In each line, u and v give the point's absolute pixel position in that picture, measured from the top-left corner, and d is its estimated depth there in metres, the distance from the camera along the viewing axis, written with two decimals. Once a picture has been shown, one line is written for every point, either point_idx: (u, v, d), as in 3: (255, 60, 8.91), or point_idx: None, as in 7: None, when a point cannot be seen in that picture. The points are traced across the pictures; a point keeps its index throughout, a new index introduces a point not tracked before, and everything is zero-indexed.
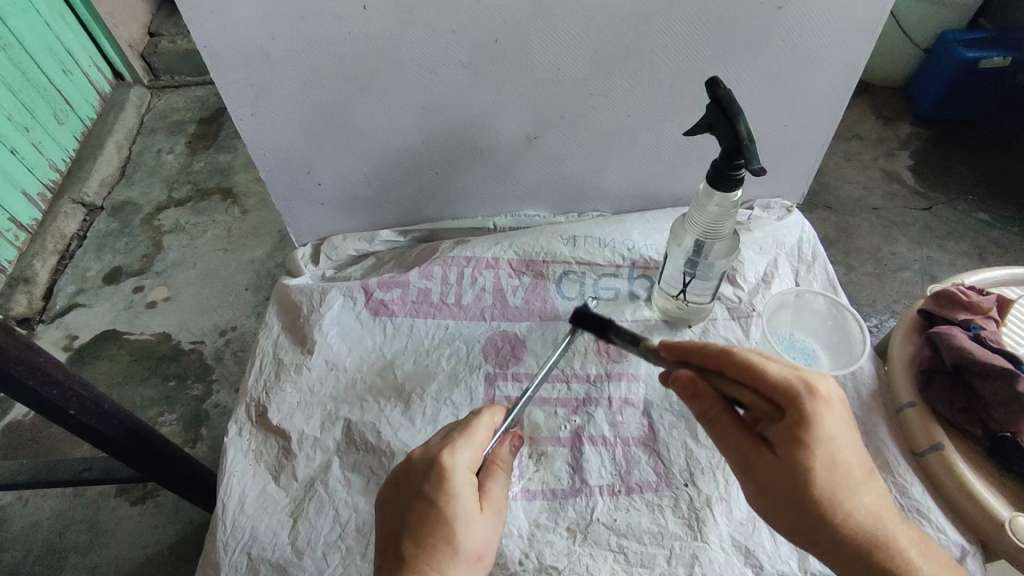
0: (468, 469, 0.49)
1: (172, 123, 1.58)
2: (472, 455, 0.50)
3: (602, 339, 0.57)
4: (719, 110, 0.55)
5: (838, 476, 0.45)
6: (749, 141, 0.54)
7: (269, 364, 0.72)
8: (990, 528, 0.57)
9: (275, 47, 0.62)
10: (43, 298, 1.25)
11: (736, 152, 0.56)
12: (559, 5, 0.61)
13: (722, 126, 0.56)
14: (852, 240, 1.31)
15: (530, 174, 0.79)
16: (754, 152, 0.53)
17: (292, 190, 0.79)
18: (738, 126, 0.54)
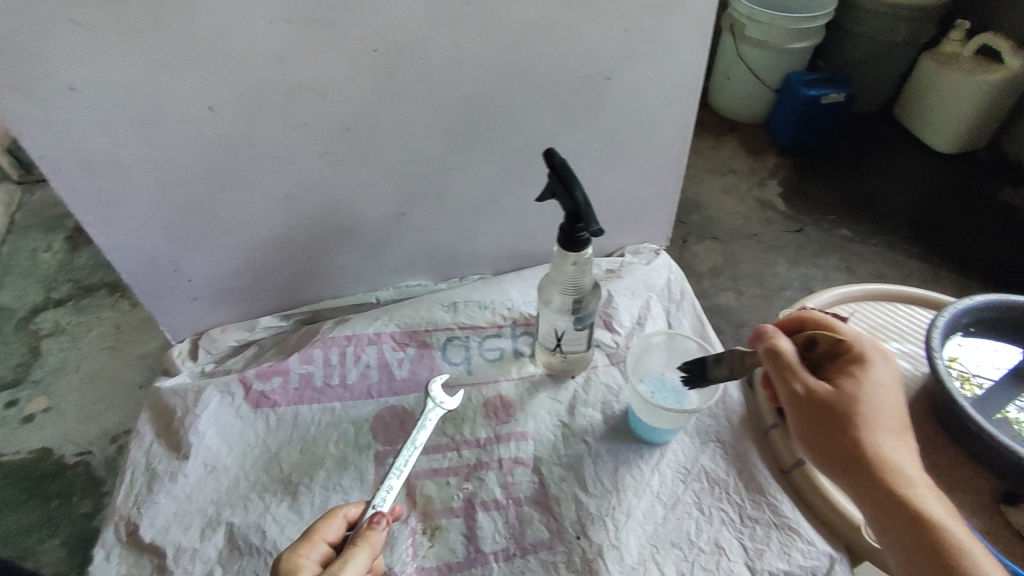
0: (312, 559, 0.49)
1: (47, 220, 1.46)
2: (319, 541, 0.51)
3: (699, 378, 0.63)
4: (557, 179, 0.58)
5: (879, 416, 0.51)
6: (587, 207, 0.57)
7: (140, 476, 0.67)
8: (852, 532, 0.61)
9: (121, 153, 0.61)
10: None
11: (577, 217, 0.59)
12: (404, 93, 0.64)
13: (562, 195, 0.59)
14: (737, 266, 1.32)
15: (406, 246, 0.81)
16: (593, 216, 0.57)
17: (162, 289, 0.76)
18: (576, 194, 0.57)
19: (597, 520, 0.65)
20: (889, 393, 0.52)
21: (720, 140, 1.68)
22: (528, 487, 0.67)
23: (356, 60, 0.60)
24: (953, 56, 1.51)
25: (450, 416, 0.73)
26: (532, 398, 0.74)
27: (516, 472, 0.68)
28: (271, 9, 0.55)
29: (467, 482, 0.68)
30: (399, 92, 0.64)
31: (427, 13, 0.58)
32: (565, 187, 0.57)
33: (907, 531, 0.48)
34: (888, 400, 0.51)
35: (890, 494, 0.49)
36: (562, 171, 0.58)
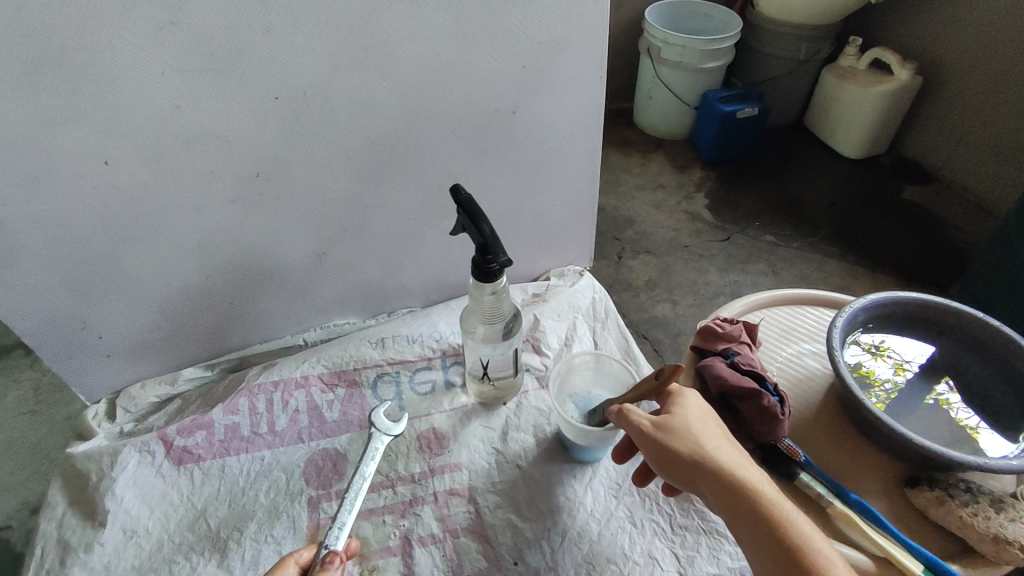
0: None
1: None
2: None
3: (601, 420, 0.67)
4: (466, 212, 0.60)
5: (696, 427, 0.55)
6: (494, 238, 0.59)
7: (52, 548, 0.64)
8: None
9: (12, 213, 0.59)
10: None
11: (486, 249, 0.60)
12: (310, 136, 0.65)
13: (470, 226, 0.60)
14: (671, 278, 1.37)
15: (330, 285, 0.81)
16: (500, 248, 0.60)
17: (71, 348, 0.73)
18: (483, 227, 0.59)
19: (533, 544, 0.66)
20: (703, 411, 0.56)
21: (645, 158, 1.75)
22: (465, 518, 0.68)
23: (258, 108, 0.61)
24: (850, 69, 1.63)
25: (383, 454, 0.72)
26: (465, 428, 0.75)
27: (452, 504, 0.69)
28: (161, 61, 0.55)
29: (403, 519, 0.67)
30: (306, 137, 0.65)
31: (326, 60, 0.60)
32: (470, 219, 0.59)
33: (750, 517, 0.50)
34: (705, 415, 0.56)
35: (731, 493, 0.51)
36: (469, 205, 0.60)
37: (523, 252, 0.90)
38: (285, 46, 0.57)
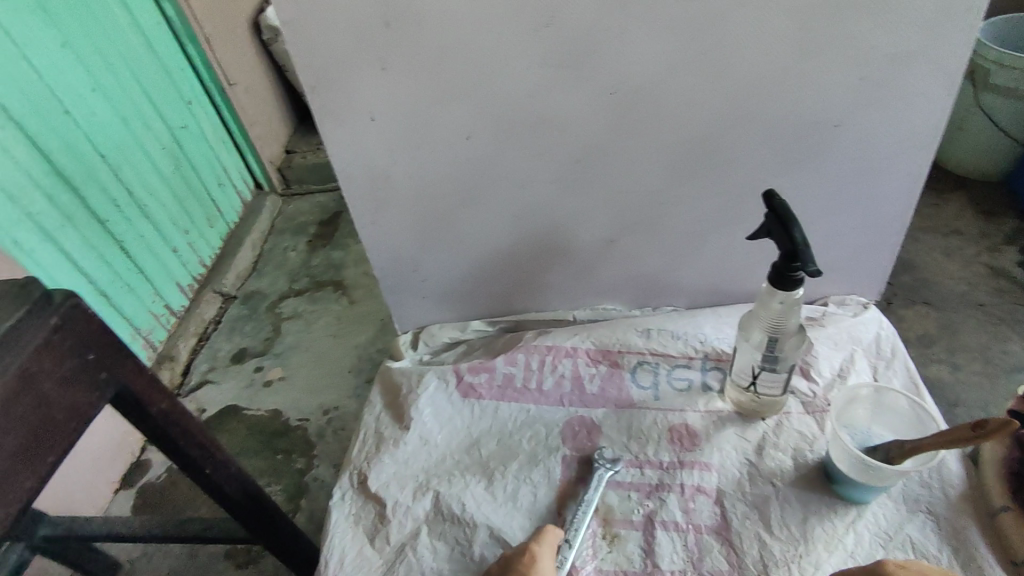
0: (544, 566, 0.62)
1: (296, 225, 1.95)
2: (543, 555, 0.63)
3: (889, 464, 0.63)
4: (775, 219, 0.61)
5: None
6: (805, 246, 0.59)
7: (371, 436, 0.81)
8: None
9: (396, 169, 0.78)
10: (183, 373, 1.52)
11: (793, 256, 0.61)
12: (635, 132, 0.72)
13: (779, 232, 0.60)
14: (956, 337, 1.16)
15: (607, 270, 0.89)
16: (811, 257, 0.59)
17: (402, 284, 0.92)
18: (795, 232, 0.59)
19: (781, 564, 0.65)
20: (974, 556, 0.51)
21: (940, 198, 1.49)
22: (710, 517, 0.69)
23: (596, 101, 0.69)
24: None
25: (635, 435, 0.77)
26: (720, 432, 0.75)
27: (698, 500, 0.70)
28: (531, 58, 0.66)
29: (649, 500, 0.71)
30: (629, 129, 0.72)
31: (666, 61, 0.66)
32: (780, 223, 0.60)
33: None
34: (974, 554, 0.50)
35: None
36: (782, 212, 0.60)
37: None
38: (633, 46, 0.65)
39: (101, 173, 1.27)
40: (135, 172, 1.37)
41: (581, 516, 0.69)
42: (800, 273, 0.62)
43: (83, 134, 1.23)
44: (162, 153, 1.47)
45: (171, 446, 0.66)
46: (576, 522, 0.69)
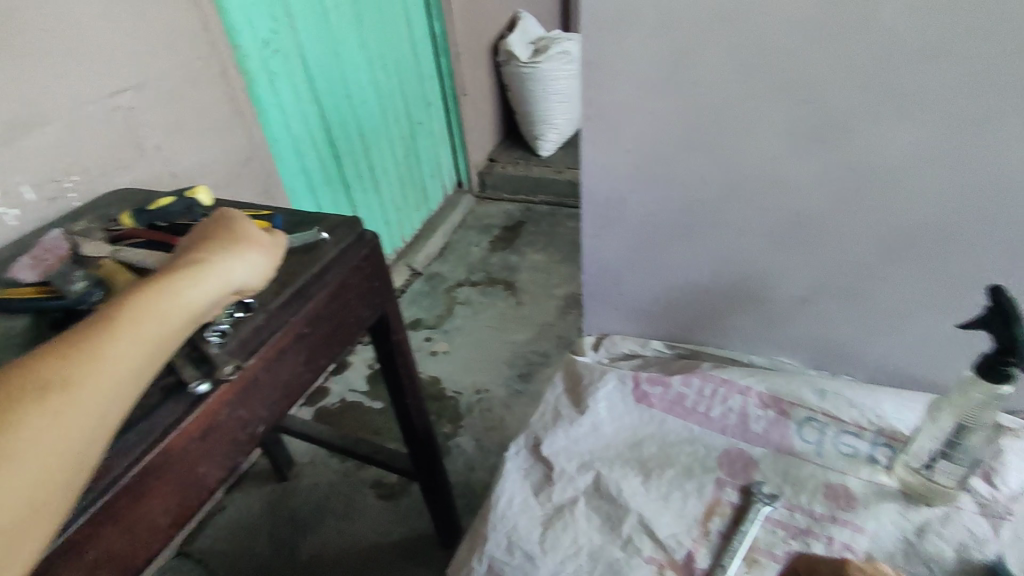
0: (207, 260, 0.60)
1: (484, 227, 2.54)
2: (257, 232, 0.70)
3: None
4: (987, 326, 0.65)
5: None
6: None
7: (549, 411, 0.95)
8: None
9: (630, 196, 0.91)
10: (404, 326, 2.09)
11: (1008, 351, 0.65)
12: (861, 206, 0.79)
13: (999, 329, 0.64)
14: None
15: (796, 327, 0.94)
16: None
17: (600, 292, 1.05)
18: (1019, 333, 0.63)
19: None
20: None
21: None
22: None
23: (834, 172, 0.77)
24: None
25: (792, 480, 0.82)
26: (879, 503, 0.78)
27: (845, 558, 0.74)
28: (786, 124, 0.76)
29: (794, 540, 0.76)
30: (859, 203, 0.79)
31: (916, 148, 0.72)
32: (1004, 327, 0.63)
33: None
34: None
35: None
36: (1002, 312, 0.63)
37: None
38: (886, 133, 0.72)
39: (357, 153, 1.97)
40: (378, 158, 2.07)
41: (737, 545, 0.76)
42: (1011, 368, 0.66)
43: (353, 119, 1.92)
44: (399, 145, 2.19)
45: None
46: (733, 552, 0.75)
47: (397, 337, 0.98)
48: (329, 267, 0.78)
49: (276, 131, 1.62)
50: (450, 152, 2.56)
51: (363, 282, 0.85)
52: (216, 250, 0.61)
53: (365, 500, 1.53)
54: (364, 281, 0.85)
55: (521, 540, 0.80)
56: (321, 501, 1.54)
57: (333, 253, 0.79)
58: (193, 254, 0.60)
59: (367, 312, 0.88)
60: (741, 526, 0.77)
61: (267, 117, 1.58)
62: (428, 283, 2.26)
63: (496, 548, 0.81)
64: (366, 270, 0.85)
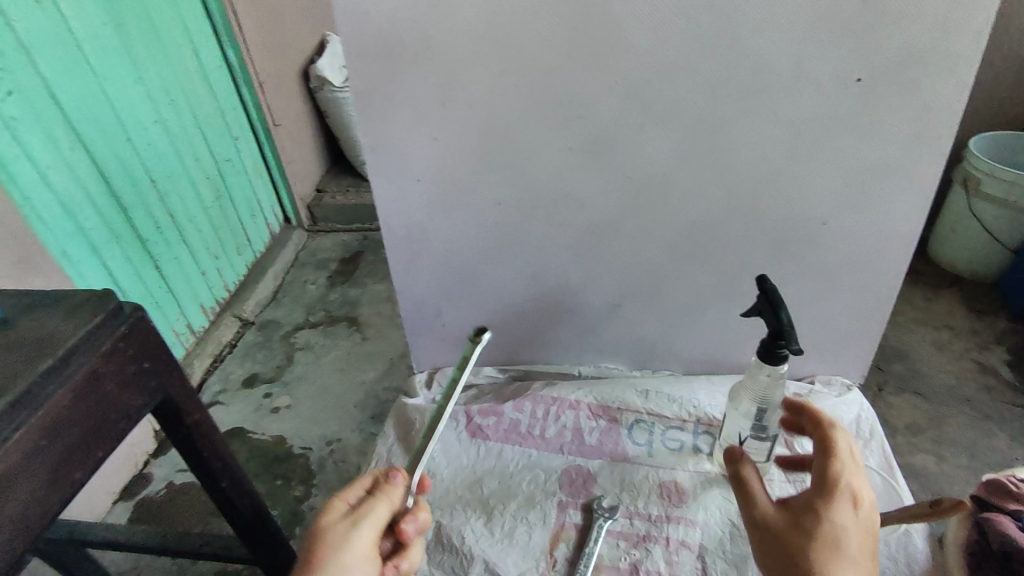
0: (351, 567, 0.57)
1: (320, 260, 2.30)
2: (336, 501, 0.60)
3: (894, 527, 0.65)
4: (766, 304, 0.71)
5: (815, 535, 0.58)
6: (790, 326, 0.68)
7: (381, 466, 0.87)
8: None
9: (431, 226, 0.87)
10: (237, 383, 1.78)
11: (778, 334, 0.69)
12: (644, 212, 0.82)
13: (769, 314, 0.70)
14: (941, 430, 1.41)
15: (613, 333, 0.96)
16: (791, 337, 0.68)
17: (422, 327, 1.00)
18: (783, 316, 0.69)
19: None
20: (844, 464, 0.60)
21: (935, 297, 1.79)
22: (691, 572, 0.74)
23: (614, 183, 0.80)
24: None
25: (628, 488, 0.82)
26: (705, 491, 0.80)
27: (681, 554, 0.75)
28: (560, 141, 0.77)
29: (635, 549, 0.76)
30: (642, 209, 0.82)
31: (678, 153, 0.76)
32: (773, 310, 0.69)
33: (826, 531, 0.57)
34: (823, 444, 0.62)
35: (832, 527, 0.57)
36: (771, 297, 0.70)
37: None
38: (648, 143, 0.76)
39: (150, 201, 1.60)
40: (180, 203, 1.72)
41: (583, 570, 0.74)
42: (784, 350, 0.71)
43: (138, 159, 1.56)
44: (207, 185, 1.84)
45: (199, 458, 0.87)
46: None
47: (192, 419, 0.82)
48: (70, 358, 0.64)
49: (30, 189, 1.26)
50: (271, 187, 2.26)
51: (129, 366, 0.70)
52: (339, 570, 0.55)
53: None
54: (131, 364, 0.70)
55: None
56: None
57: (73, 340, 0.65)
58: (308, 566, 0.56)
59: (143, 399, 0.72)
60: (585, 548, 0.76)
61: (11, 172, 1.22)
62: (263, 332, 1.96)
63: None
64: (129, 350, 0.69)
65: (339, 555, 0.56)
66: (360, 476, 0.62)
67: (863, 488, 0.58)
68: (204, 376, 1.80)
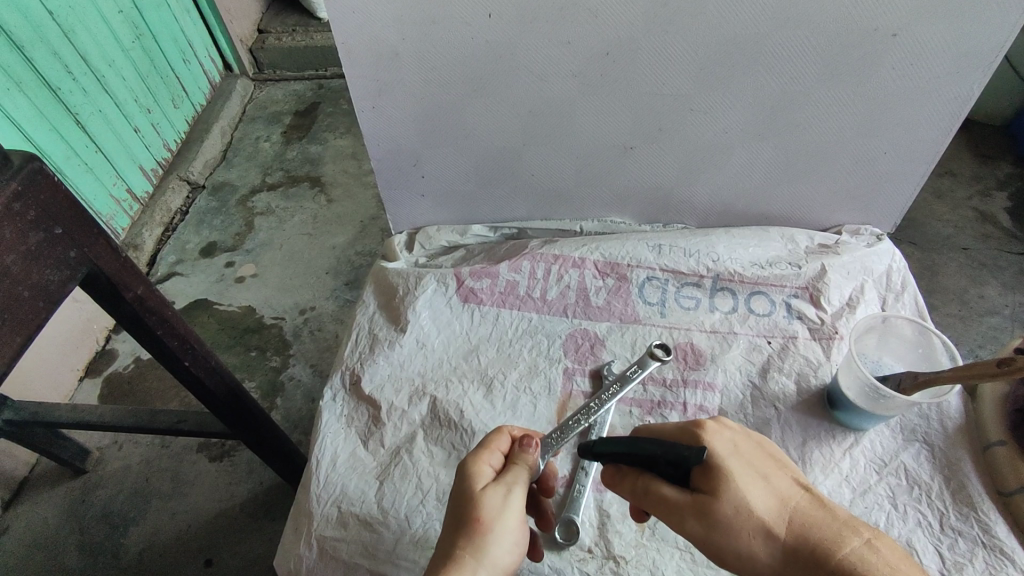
0: (490, 490, 0.48)
1: (270, 113, 1.99)
2: (482, 462, 0.51)
3: (983, 372, 0.58)
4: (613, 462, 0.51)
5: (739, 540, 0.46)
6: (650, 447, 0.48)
7: (364, 338, 0.78)
8: None
9: (404, 47, 0.69)
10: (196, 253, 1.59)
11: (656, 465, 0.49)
12: (674, 22, 0.64)
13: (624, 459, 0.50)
14: None
15: (621, 179, 0.83)
16: (671, 455, 0.47)
17: (397, 179, 0.85)
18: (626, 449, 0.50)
19: None
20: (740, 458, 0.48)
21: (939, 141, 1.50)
22: None
23: None
24: None
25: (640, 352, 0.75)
26: (725, 353, 0.74)
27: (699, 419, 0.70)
28: None
29: (649, 416, 0.71)
30: (670, 21, 0.64)
31: None
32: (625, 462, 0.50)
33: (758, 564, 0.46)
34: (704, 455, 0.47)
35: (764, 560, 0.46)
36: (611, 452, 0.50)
37: (817, 195, 0.83)
38: None
39: (50, 37, 1.26)
40: (90, 41, 1.38)
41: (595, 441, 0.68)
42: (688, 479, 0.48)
43: None
44: (122, 19, 1.48)
45: (149, 336, 0.70)
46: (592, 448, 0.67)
47: (131, 294, 0.66)
48: None
49: None
50: (202, 22, 1.85)
51: (34, 234, 0.54)
52: (494, 500, 0.48)
53: (194, 467, 1.05)
54: (36, 230, 0.54)
55: (353, 505, 0.65)
56: (139, 487, 1.03)
57: None
58: (475, 492, 0.48)
59: (62, 276, 0.58)
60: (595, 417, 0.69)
61: None
62: (217, 197, 1.73)
63: (325, 525, 0.64)
64: (30, 215, 0.53)
65: (501, 522, 0.47)
66: (495, 436, 0.53)
67: (774, 465, 0.49)
68: (158, 247, 1.60)
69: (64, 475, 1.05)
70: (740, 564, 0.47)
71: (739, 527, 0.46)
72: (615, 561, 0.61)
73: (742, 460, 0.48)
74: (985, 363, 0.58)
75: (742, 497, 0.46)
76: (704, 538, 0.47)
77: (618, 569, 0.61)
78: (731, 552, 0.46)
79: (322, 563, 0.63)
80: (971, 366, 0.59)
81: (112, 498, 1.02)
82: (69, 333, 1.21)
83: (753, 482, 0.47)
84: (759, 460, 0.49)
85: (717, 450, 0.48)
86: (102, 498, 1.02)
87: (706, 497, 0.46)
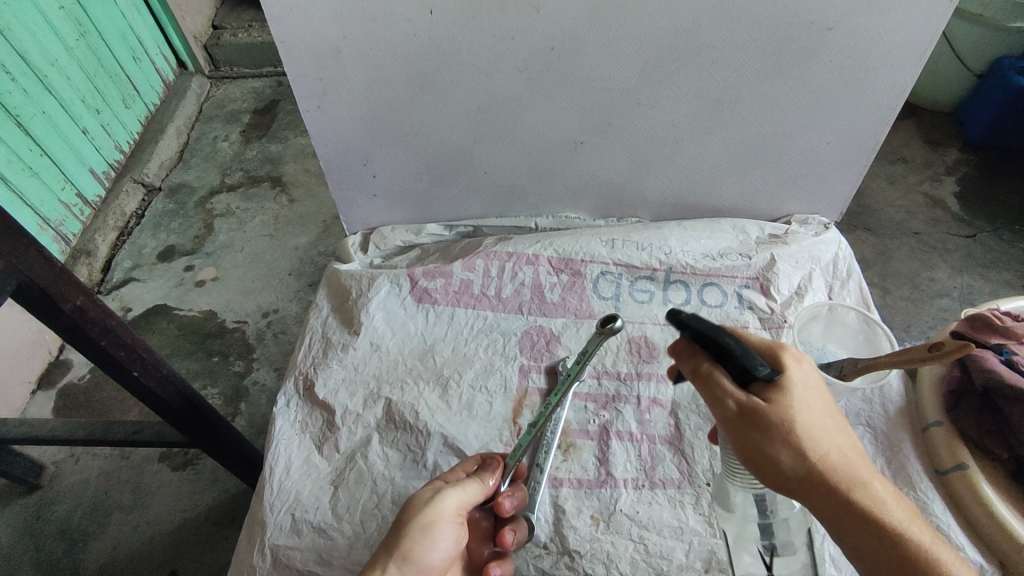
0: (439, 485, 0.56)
1: (228, 112, 1.95)
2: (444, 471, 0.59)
3: (915, 355, 0.60)
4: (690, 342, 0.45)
5: (775, 453, 0.43)
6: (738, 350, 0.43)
7: (318, 342, 0.77)
8: (975, 506, 0.63)
9: (346, 45, 0.68)
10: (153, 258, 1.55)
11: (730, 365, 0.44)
12: (615, 17, 0.65)
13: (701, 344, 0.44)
14: None
15: (573, 175, 0.83)
16: (751, 361, 0.43)
17: (349, 180, 0.84)
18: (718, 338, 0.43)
19: None
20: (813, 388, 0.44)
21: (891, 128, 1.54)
22: (663, 428, 0.70)
23: None
24: None
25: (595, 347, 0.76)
26: None
27: (653, 412, 0.71)
28: None
29: (604, 410, 0.71)
30: (612, 16, 0.65)
31: None
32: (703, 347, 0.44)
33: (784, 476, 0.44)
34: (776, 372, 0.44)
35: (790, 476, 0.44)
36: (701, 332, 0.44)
37: (766, 186, 0.85)
38: None
39: None
40: (29, 39, 1.33)
41: (551, 437, 0.67)
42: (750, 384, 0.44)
43: None
44: (64, 17, 1.42)
45: (92, 348, 0.68)
46: (547, 445, 0.67)
47: (70, 305, 0.63)
48: None
49: None
50: (152, 18, 1.79)
51: None
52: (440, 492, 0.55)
53: (154, 477, 1.03)
54: None
55: (308, 513, 0.64)
56: (96, 501, 1.01)
57: None
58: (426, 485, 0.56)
59: None
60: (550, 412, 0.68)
61: None
62: (174, 199, 1.69)
63: (279, 533, 0.63)
64: None
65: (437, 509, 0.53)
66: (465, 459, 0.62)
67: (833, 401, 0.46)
68: (113, 252, 1.55)
69: (18, 492, 1.01)
70: (766, 474, 0.44)
71: (786, 443, 0.43)
72: (570, 556, 0.62)
73: (809, 391, 0.44)
74: (919, 345, 0.60)
75: (795, 418, 0.43)
76: (743, 437, 0.44)
77: (572, 563, 0.62)
78: (758, 459, 0.44)
79: (277, 571, 0.62)
80: (905, 349, 0.61)
81: (69, 514, 0.99)
82: (18, 345, 1.17)
83: (810, 409, 0.44)
84: (824, 394, 0.45)
85: (791, 371, 0.44)
86: (58, 514, 0.99)
87: (760, 405, 0.43)
